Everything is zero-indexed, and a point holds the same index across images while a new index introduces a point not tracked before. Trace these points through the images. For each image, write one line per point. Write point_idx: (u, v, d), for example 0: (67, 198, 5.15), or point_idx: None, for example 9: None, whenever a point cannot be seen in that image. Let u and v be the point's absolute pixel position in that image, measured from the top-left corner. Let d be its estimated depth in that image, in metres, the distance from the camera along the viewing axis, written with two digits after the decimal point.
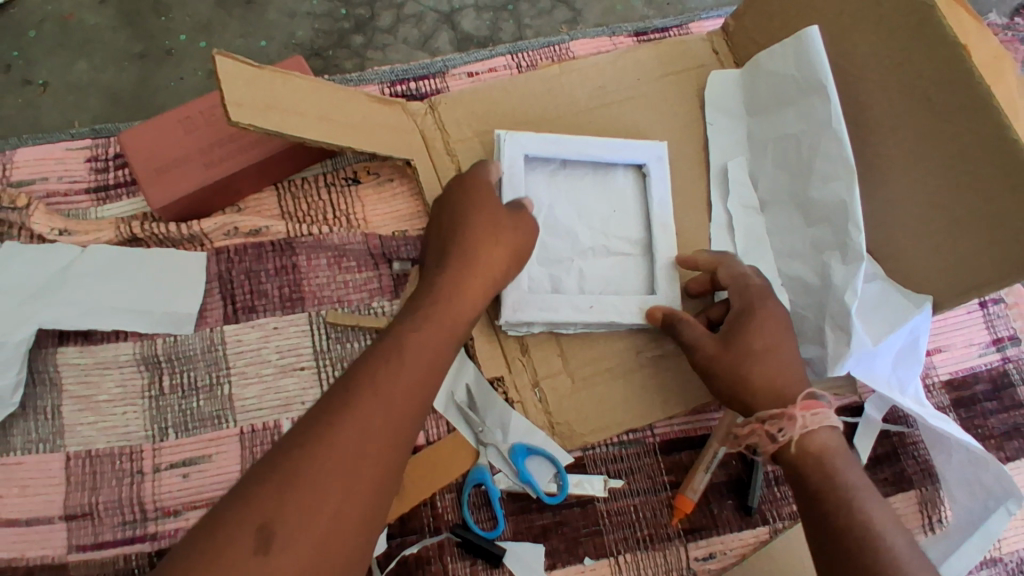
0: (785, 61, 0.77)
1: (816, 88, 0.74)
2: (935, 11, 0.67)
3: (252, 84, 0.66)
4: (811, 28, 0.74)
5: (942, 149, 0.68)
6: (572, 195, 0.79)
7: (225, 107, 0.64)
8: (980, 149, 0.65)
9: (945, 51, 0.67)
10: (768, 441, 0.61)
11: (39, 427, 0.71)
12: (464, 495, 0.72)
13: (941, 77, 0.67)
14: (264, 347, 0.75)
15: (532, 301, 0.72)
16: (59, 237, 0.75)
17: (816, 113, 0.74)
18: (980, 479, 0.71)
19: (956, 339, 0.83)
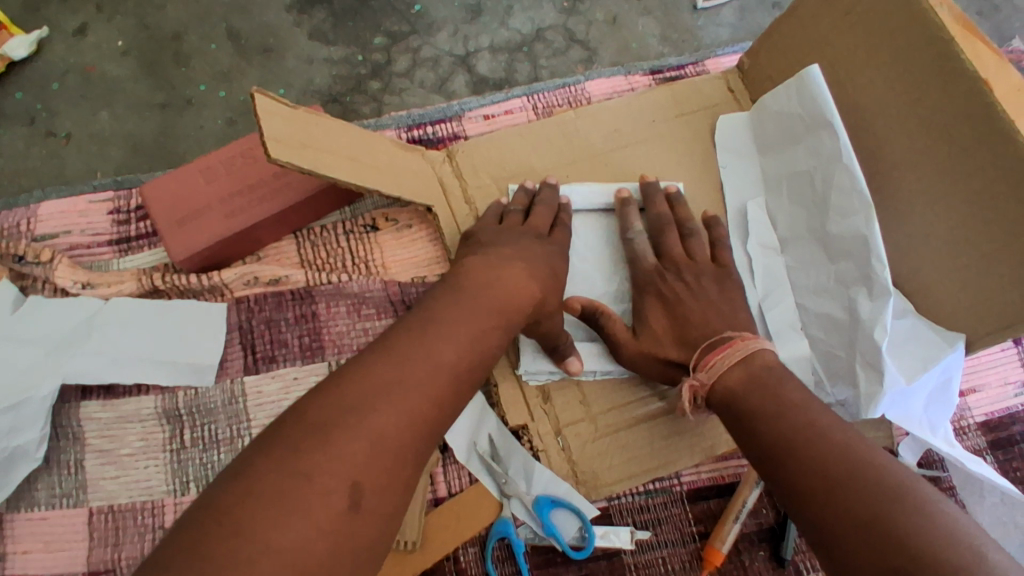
0: (790, 97, 0.76)
1: (822, 124, 0.73)
2: (954, 44, 0.65)
3: (287, 123, 0.64)
4: (813, 66, 0.73)
5: (964, 187, 0.66)
6: (590, 242, 0.78)
7: (265, 144, 0.61)
8: (1003, 184, 0.63)
9: (966, 84, 0.65)
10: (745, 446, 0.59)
11: (62, 482, 0.71)
12: (487, 549, 0.70)
13: (962, 112, 0.66)
14: (284, 398, 0.74)
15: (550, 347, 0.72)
16: (82, 291, 0.76)
17: (826, 147, 0.73)
18: (1016, 520, 0.69)
19: (991, 377, 0.81)
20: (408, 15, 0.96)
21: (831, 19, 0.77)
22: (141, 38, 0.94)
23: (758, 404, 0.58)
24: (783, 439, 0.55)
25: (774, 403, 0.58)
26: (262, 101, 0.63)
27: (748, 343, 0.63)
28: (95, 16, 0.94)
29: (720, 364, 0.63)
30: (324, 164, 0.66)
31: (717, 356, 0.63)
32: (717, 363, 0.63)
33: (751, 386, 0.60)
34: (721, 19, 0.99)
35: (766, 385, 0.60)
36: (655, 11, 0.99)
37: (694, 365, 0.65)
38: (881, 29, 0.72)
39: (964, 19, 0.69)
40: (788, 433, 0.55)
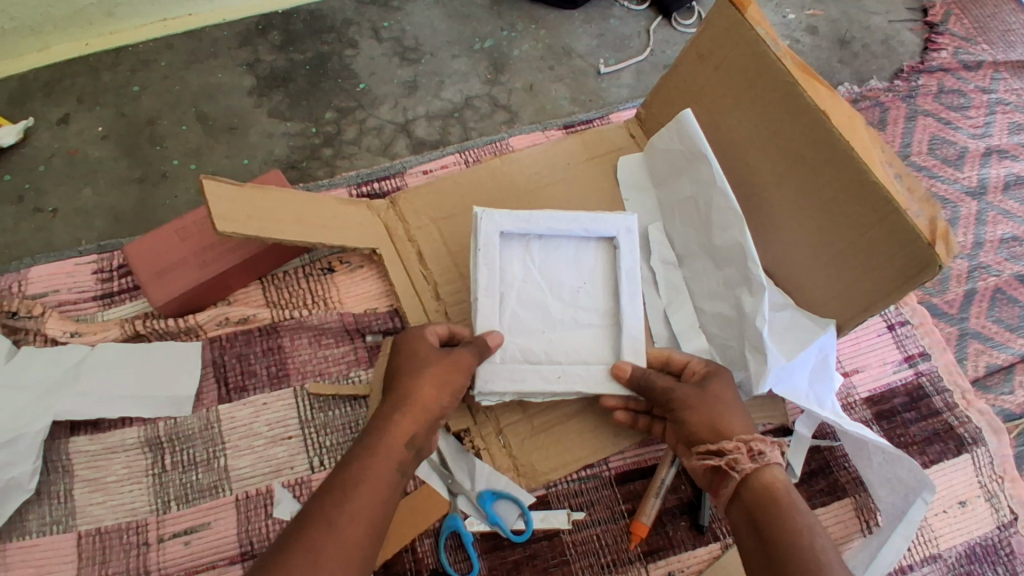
0: (673, 138, 0.90)
1: (699, 156, 0.86)
2: (796, 86, 0.79)
3: (235, 202, 0.77)
4: (687, 110, 0.87)
5: (821, 200, 0.79)
6: (546, 266, 0.81)
7: (212, 221, 0.74)
8: (847, 193, 0.76)
9: (809, 116, 0.78)
10: (749, 459, 0.63)
11: (52, 511, 0.79)
12: (441, 538, 0.78)
13: (808, 138, 0.79)
14: (254, 421, 0.84)
15: (503, 371, 0.74)
16: (71, 338, 0.86)
17: (705, 176, 0.85)
18: (898, 475, 0.77)
19: (871, 359, 0.92)
20: (354, 93, 1.12)
21: (702, 73, 0.93)
22: (119, 125, 1.07)
23: (787, 519, 0.59)
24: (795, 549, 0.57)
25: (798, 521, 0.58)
26: (211, 184, 0.76)
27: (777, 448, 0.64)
28: (77, 106, 1.08)
29: (771, 460, 0.63)
30: (270, 230, 0.79)
31: (760, 448, 0.63)
32: (770, 459, 0.63)
33: (787, 498, 0.60)
34: (622, 81, 1.16)
35: (797, 499, 0.60)
36: (565, 78, 1.16)
37: (737, 448, 0.64)
38: (742, 78, 0.86)
39: (808, 67, 0.81)
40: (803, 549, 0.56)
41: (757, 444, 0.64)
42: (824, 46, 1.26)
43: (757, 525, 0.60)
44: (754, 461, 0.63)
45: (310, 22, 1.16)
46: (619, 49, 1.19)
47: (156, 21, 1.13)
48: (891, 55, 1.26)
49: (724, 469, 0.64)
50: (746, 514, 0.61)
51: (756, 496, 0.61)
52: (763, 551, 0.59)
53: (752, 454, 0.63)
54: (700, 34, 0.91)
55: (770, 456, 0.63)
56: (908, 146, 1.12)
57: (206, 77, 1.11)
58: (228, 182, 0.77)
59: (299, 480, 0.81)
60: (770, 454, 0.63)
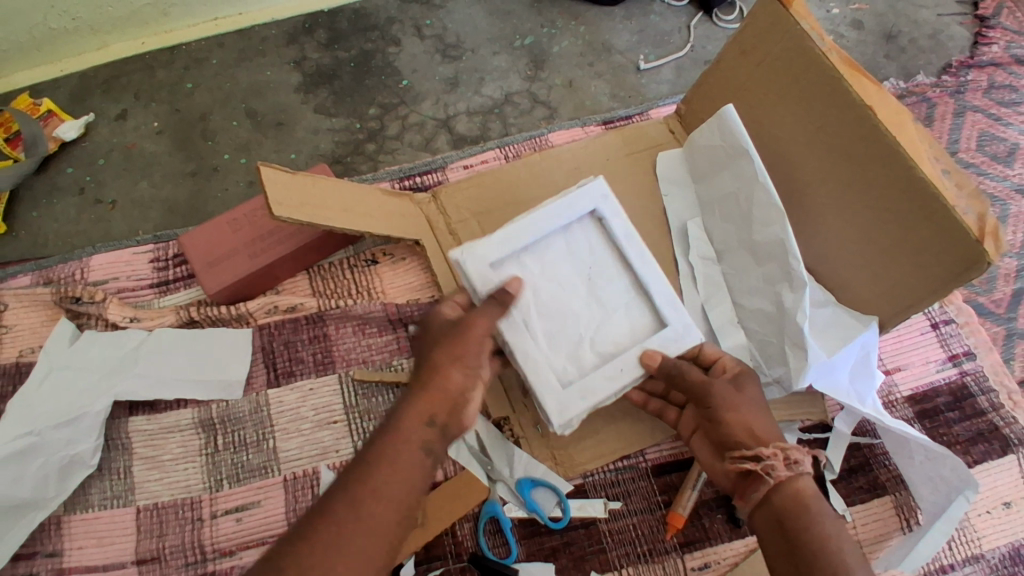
0: (714, 133, 0.90)
1: (741, 152, 0.86)
2: (841, 82, 0.79)
3: (290, 188, 0.81)
4: (729, 106, 0.87)
5: (866, 194, 0.79)
6: (546, 272, 0.75)
7: (270, 206, 0.77)
8: (892, 189, 0.76)
9: (854, 112, 0.78)
10: (784, 469, 0.62)
11: (113, 486, 0.83)
12: (480, 523, 0.81)
13: (853, 134, 0.79)
14: (302, 406, 0.87)
15: (570, 394, 0.71)
16: (130, 324, 0.90)
17: (746, 171, 0.86)
18: (941, 474, 0.78)
19: (914, 357, 0.92)
20: (398, 89, 1.14)
21: (744, 69, 0.93)
22: (173, 120, 1.11)
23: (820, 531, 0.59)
24: (825, 564, 0.57)
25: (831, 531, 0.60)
26: (269, 173, 0.79)
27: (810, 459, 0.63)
28: (134, 102, 1.12)
29: (804, 469, 0.62)
30: (321, 217, 0.82)
31: (798, 457, 0.62)
32: (805, 470, 0.62)
33: (816, 510, 0.61)
34: (661, 77, 1.17)
35: (826, 512, 0.60)
36: (605, 74, 1.17)
37: (773, 455, 0.63)
38: (785, 73, 0.87)
39: (854, 62, 0.81)
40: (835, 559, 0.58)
41: (793, 453, 0.62)
42: (869, 41, 1.25)
43: (785, 534, 0.61)
44: (789, 470, 0.62)
45: (355, 21, 1.19)
46: (659, 45, 1.20)
47: (208, 20, 1.17)
48: (939, 49, 1.25)
49: (757, 472, 0.63)
50: (772, 518, 0.62)
51: (788, 506, 0.61)
52: (790, 561, 0.60)
53: (789, 463, 0.62)
54: (743, 28, 0.91)
55: (803, 467, 0.62)
56: (956, 143, 1.11)
57: (255, 74, 1.15)
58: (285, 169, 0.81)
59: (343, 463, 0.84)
60: (805, 463, 0.62)
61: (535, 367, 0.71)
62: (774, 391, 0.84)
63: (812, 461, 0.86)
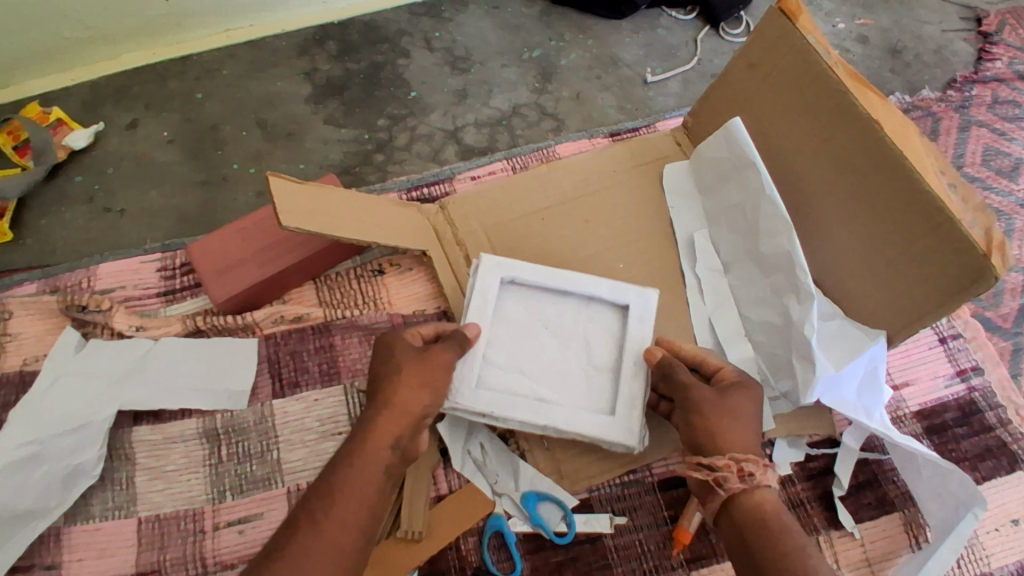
0: (721, 144, 0.90)
1: (747, 164, 0.86)
2: (848, 95, 0.79)
3: (297, 197, 0.80)
4: (736, 119, 0.87)
5: (871, 206, 0.79)
6: (514, 357, 0.80)
7: (278, 214, 0.77)
8: (898, 202, 0.76)
9: (860, 125, 0.78)
10: (737, 480, 0.65)
11: (115, 496, 0.82)
12: (484, 538, 0.79)
13: (859, 146, 0.79)
14: (306, 416, 0.86)
15: (617, 419, 0.76)
16: (136, 332, 0.90)
17: (752, 182, 0.86)
18: (947, 488, 0.77)
19: (921, 372, 0.90)
20: (406, 101, 1.15)
21: (751, 82, 0.92)
22: (183, 130, 1.12)
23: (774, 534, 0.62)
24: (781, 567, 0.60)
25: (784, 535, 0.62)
26: (275, 183, 0.79)
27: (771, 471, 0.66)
28: (145, 112, 1.13)
29: (759, 479, 0.65)
30: (329, 226, 0.82)
31: (750, 469, 0.65)
32: (759, 479, 0.65)
33: (772, 518, 0.63)
34: (668, 90, 1.17)
35: (782, 520, 0.63)
36: (613, 87, 1.17)
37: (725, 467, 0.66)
38: (792, 86, 0.87)
39: (859, 75, 0.82)
40: (792, 563, 0.60)
41: (746, 463, 0.65)
42: (875, 55, 1.25)
43: (743, 540, 0.64)
44: (742, 481, 0.65)
45: (365, 33, 1.20)
46: (667, 58, 1.20)
47: (220, 31, 1.18)
48: (944, 64, 1.25)
49: (713, 484, 0.67)
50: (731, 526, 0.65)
51: (746, 514, 0.64)
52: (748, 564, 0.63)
53: (741, 474, 0.65)
54: (749, 41, 0.91)
55: (759, 478, 0.65)
56: (962, 157, 1.11)
57: (265, 85, 1.15)
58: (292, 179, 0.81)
59: None
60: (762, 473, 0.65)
61: (573, 416, 0.76)
62: (783, 405, 0.83)
63: (821, 477, 0.85)
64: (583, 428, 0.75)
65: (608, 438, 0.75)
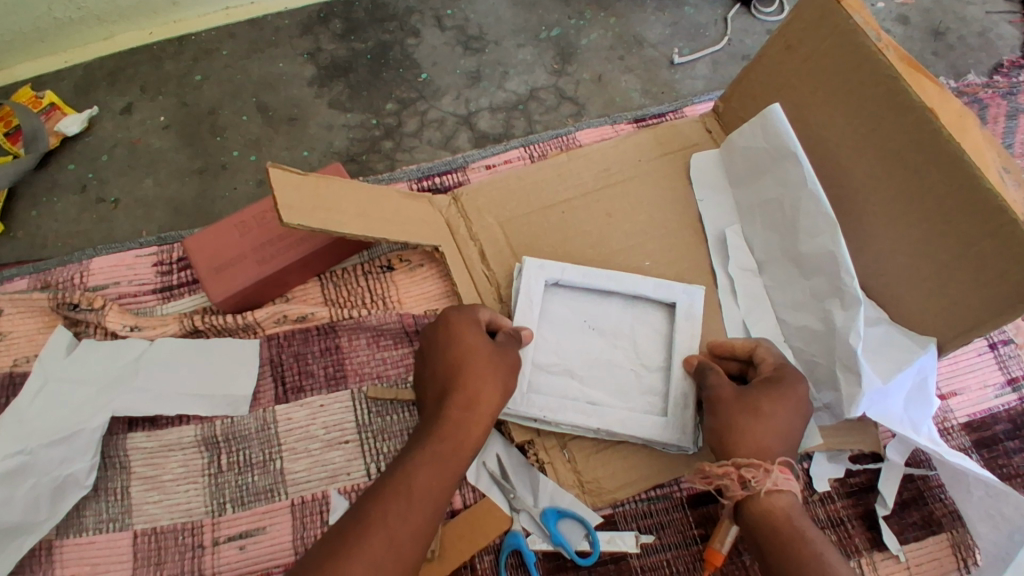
0: (757, 133, 0.83)
1: (787, 155, 0.79)
2: (902, 81, 0.72)
3: (300, 190, 0.75)
4: (774, 106, 0.80)
5: (920, 206, 0.72)
6: (562, 359, 0.80)
7: (279, 211, 0.71)
8: (954, 200, 0.69)
9: (915, 114, 0.71)
10: (739, 487, 0.61)
11: (109, 508, 0.78)
12: (501, 557, 0.75)
13: (912, 138, 0.72)
14: (311, 424, 0.81)
15: (669, 418, 0.76)
16: (131, 333, 0.84)
17: (792, 176, 0.79)
18: (1001, 511, 0.72)
19: (970, 381, 0.85)
20: (416, 83, 1.08)
21: (791, 66, 0.85)
22: (180, 114, 1.06)
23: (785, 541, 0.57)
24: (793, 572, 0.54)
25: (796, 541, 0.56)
26: (276, 173, 0.72)
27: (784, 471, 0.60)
28: (140, 95, 1.07)
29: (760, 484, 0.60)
30: (334, 223, 0.76)
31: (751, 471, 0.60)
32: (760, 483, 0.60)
33: (782, 525, 0.58)
34: (696, 73, 1.10)
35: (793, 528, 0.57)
36: (636, 69, 1.10)
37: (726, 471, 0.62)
38: (837, 70, 0.79)
39: (912, 59, 0.74)
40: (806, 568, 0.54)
41: (746, 466, 0.61)
42: (915, 36, 1.17)
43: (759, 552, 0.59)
44: (745, 487, 0.61)
45: (372, 10, 1.13)
46: (694, 38, 1.12)
47: (219, 9, 1.11)
48: (990, 46, 1.17)
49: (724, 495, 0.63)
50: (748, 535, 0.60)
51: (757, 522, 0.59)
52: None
53: (743, 479, 0.61)
54: (790, 20, 0.84)
55: (761, 482, 0.60)
56: (1011, 147, 1.04)
57: (267, 66, 1.09)
58: (294, 170, 0.75)
59: (354, 488, 0.79)
60: (764, 475, 0.60)
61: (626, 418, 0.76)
62: (825, 419, 0.77)
63: (861, 494, 0.79)
64: (636, 429, 0.75)
65: (661, 438, 0.75)
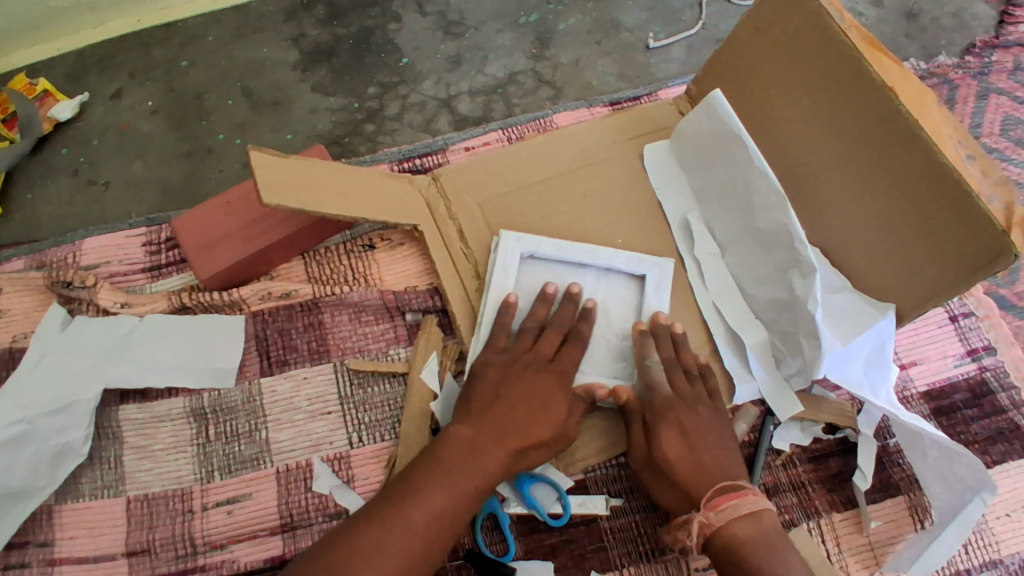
0: (703, 122, 0.87)
1: (733, 139, 0.83)
2: (862, 62, 0.75)
3: (282, 171, 0.78)
4: (715, 92, 0.85)
5: (884, 181, 0.75)
6: None
7: (258, 193, 0.74)
8: (913, 175, 0.72)
9: (875, 94, 0.74)
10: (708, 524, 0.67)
11: (103, 475, 0.81)
12: (477, 520, 0.78)
13: (873, 117, 0.75)
14: (295, 396, 0.84)
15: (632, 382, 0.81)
16: (121, 309, 0.88)
17: (741, 159, 0.82)
18: (954, 471, 0.75)
19: (930, 352, 0.88)
20: (398, 68, 1.10)
21: (758, 50, 0.88)
22: (168, 99, 1.08)
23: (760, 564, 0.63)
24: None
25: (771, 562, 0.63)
26: (258, 159, 0.77)
27: (762, 498, 0.67)
28: (129, 81, 1.09)
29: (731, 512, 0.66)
30: (317, 202, 0.79)
31: (728, 502, 0.67)
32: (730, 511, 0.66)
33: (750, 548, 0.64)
34: (671, 56, 1.13)
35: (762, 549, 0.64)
36: (613, 53, 1.13)
37: (704, 502, 0.68)
38: (800, 54, 0.82)
39: (874, 41, 0.77)
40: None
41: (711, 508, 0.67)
42: (889, 19, 1.20)
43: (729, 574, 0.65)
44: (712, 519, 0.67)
45: None
46: (670, 22, 1.15)
47: None
48: (962, 29, 1.19)
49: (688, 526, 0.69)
50: (713, 561, 0.67)
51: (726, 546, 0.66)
52: None
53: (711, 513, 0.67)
54: (759, 5, 0.87)
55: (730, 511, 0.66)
56: (979, 127, 1.07)
57: (252, 52, 1.11)
58: (276, 153, 0.79)
59: (337, 456, 0.82)
60: (736, 503, 0.66)
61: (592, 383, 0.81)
62: (797, 382, 0.80)
63: (822, 459, 0.83)
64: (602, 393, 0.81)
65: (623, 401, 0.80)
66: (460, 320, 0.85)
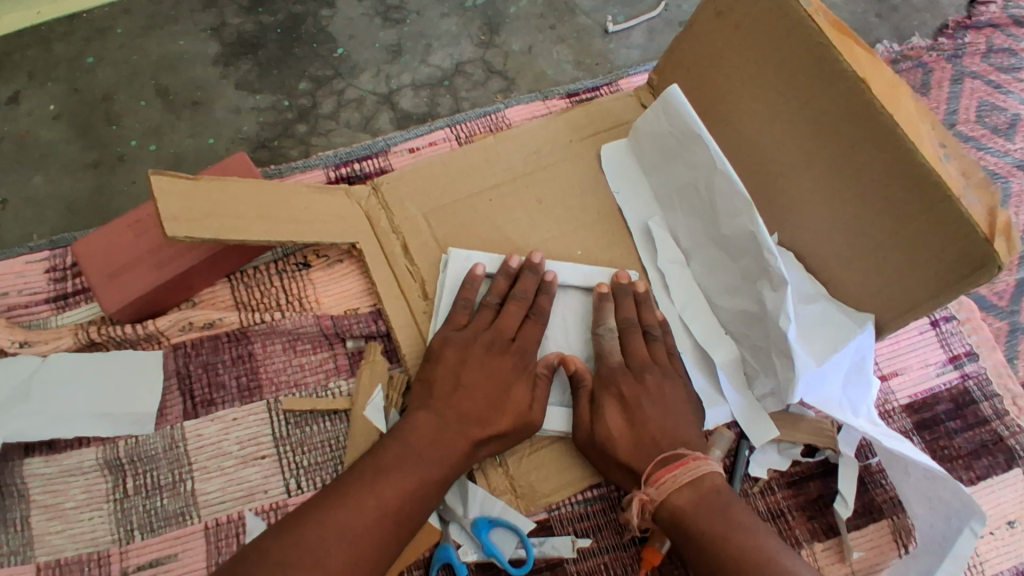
0: (660, 119, 0.80)
1: (694, 138, 0.75)
2: (829, 49, 0.67)
3: (190, 196, 0.71)
4: (672, 87, 0.77)
5: (856, 183, 0.68)
6: None
7: (161, 224, 0.68)
8: (888, 175, 0.65)
9: (846, 85, 0.67)
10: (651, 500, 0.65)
11: (8, 539, 0.71)
12: (431, 570, 0.71)
13: (844, 111, 0.67)
14: (224, 439, 0.76)
15: None
16: (20, 349, 0.77)
17: (702, 159, 0.75)
18: (939, 494, 0.70)
19: (912, 360, 0.83)
20: (332, 59, 1.00)
21: (720, 37, 0.80)
22: (72, 101, 0.96)
23: (705, 529, 0.61)
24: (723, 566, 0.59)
25: (719, 526, 0.61)
26: (159, 182, 0.70)
27: (705, 462, 0.64)
28: (27, 82, 0.97)
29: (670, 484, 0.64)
30: (231, 229, 0.73)
31: (668, 473, 0.64)
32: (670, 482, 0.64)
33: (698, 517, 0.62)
34: (631, 42, 1.04)
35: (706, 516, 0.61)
36: (567, 39, 1.03)
37: (645, 478, 0.66)
38: (762, 42, 0.75)
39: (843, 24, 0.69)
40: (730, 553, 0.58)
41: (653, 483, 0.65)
42: None
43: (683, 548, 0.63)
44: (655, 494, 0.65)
45: None
46: (628, 4, 1.06)
47: None
48: (934, 7, 1.12)
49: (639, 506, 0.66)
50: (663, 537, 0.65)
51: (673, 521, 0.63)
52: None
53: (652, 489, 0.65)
54: None
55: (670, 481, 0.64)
56: (954, 114, 1.01)
57: (167, 45, 1.00)
58: (183, 175, 0.72)
59: (272, 506, 0.74)
60: (672, 475, 0.64)
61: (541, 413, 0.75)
62: (769, 406, 0.74)
63: (803, 484, 0.77)
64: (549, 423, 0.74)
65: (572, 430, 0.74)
66: (406, 348, 0.77)
